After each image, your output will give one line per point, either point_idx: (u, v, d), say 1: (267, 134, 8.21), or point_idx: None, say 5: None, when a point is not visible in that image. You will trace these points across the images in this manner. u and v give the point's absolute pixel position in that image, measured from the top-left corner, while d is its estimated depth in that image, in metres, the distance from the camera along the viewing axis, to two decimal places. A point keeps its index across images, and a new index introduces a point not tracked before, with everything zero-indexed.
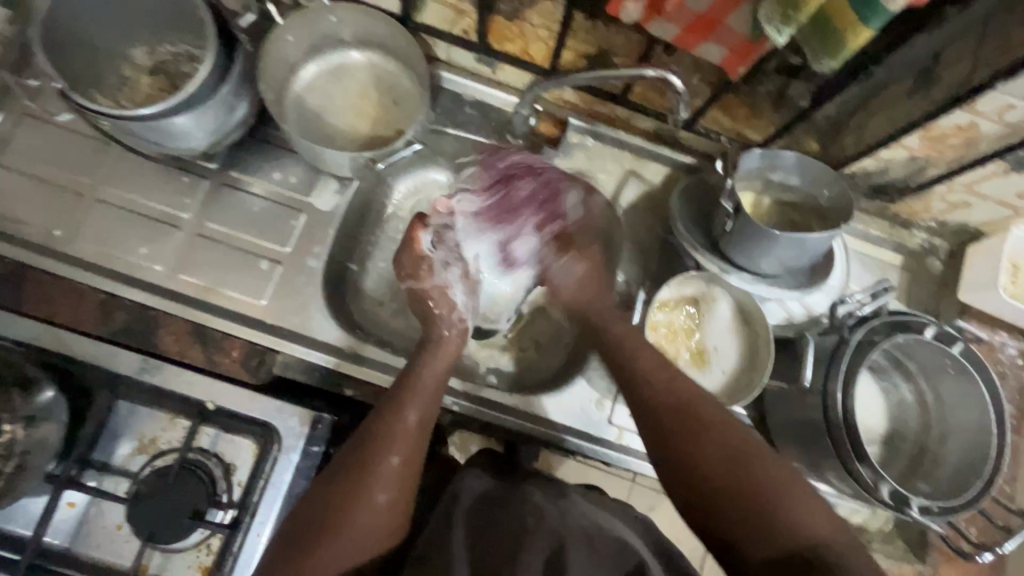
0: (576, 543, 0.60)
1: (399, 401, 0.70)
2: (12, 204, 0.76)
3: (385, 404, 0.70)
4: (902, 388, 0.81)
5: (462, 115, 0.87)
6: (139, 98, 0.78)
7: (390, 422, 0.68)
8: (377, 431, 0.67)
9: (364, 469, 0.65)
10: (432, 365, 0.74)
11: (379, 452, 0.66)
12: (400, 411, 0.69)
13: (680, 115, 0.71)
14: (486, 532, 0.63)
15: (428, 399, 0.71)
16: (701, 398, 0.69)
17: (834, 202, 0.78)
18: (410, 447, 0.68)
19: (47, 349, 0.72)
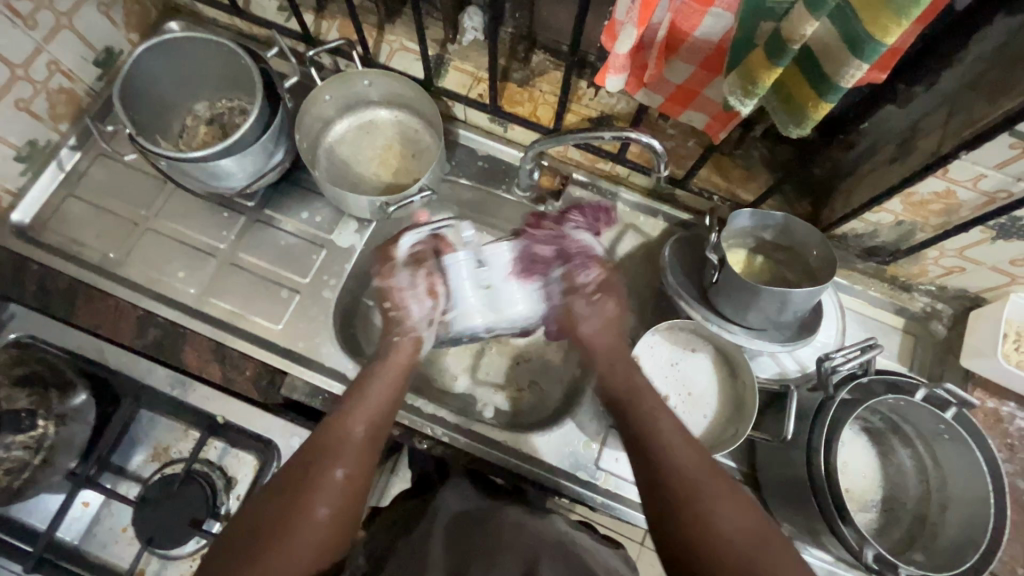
0: (550, 561, 0.61)
1: (332, 450, 0.67)
2: (80, 229, 0.88)
3: (306, 455, 0.66)
4: (900, 452, 0.79)
5: (474, 167, 0.95)
6: (195, 143, 0.90)
7: (336, 438, 0.69)
8: (322, 445, 0.68)
9: (283, 519, 0.60)
10: (382, 380, 0.77)
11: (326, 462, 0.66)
12: (323, 461, 0.66)
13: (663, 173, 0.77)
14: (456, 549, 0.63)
15: (374, 414, 0.73)
16: (673, 456, 0.65)
17: (821, 260, 0.81)
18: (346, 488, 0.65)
19: (87, 357, 0.80)
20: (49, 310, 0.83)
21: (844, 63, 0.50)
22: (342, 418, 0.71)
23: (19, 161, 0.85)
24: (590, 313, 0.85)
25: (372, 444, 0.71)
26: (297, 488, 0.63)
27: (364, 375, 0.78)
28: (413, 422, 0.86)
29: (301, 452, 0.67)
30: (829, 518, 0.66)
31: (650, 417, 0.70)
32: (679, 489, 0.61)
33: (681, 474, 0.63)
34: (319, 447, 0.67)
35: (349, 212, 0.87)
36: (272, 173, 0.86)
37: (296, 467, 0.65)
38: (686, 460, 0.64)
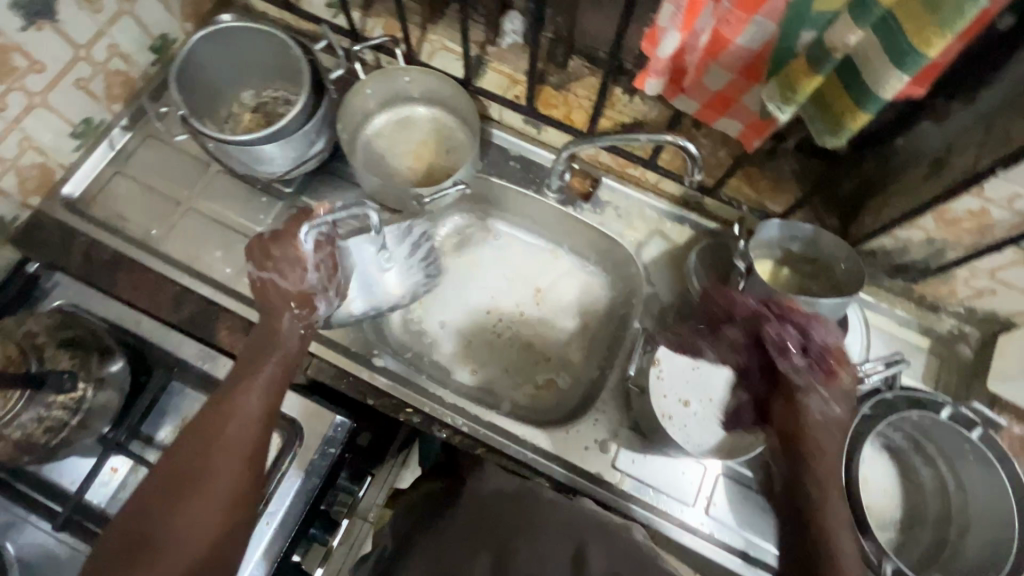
0: (596, 545, 0.62)
1: (201, 427, 0.69)
2: (126, 206, 0.91)
3: (201, 441, 0.68)
4: (922, 472, 0.77)
5: (506, 167, 0.97)
6: (240, 129, 0.94)
7: (213, 414, 0.70)
8: (196, 424, 0.69)
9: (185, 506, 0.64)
10: (258, 347, 0.75)
11: (198, 442, 0.68)
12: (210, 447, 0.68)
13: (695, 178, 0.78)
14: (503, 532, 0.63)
15: (273, 392, 0.73)
16: (818, 469, 0.66)
17: (849, 274, 0.81)
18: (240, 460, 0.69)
19: (124, 327, 0.83)
20: (91, 281, 0.86)
21: (885, 73, 0.50)
22: (226, 393, 0.71)
23: (74, 137, 0.89)
24: (829, 418, 0.68)
25: (267, 419, 0.72)
26: (194, 469, 0.66)
27: (254, 342, 0.76)
28: (432, 410, 0.85)
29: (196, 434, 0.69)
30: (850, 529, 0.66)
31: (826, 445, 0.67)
32: (807, 507, 0.66)
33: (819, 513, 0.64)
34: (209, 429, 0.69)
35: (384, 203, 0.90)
36: (311, 161, 0.89)
37: (180, 449, 0.68)
38: (835, 501, 0.65)
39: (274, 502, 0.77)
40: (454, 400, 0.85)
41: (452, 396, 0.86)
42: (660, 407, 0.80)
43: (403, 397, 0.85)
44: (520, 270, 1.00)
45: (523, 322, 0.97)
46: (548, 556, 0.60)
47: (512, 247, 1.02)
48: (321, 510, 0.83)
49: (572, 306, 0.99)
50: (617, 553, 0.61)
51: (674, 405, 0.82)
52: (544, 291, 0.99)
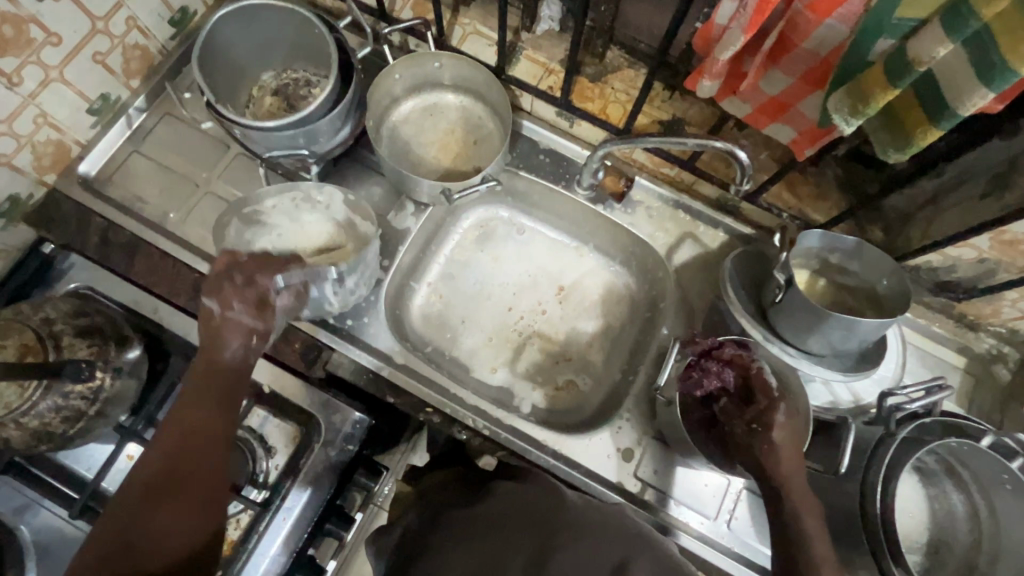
0: (644, 554, 0.54)
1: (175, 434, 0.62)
2: (143, 187, 0.89)
3: (142, 498, 0.59)
4: (952, 496, 0.76)
5: (536, 161, 0.94)
6: (261, 112, 0.90)
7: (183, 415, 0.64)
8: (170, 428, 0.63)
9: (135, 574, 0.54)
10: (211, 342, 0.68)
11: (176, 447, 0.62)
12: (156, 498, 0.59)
13: (741, 187, 0.74)
14: (535, 527, 0.57)
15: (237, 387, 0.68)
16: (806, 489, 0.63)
17: (892, 291, 0.78)
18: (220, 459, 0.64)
19: (141, 313, 0.81)
20: (108, 264, 0.84)
21: (967, 90, 0.47)
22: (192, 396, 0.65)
23: (91, 114, 0.85)
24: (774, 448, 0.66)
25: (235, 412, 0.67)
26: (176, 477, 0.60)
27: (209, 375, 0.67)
28: (453, 411, 0.83)
29: (134, 494, 0.59)
30: (882, 557, 0.65)
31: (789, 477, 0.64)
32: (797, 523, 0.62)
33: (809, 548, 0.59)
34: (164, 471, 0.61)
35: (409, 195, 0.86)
36: (337, 148, 0.85)
37: (115, 516, 0.58)
38: (816, 526, 0.61)
39: (290, 498, 0.75)
40: (475, 400, 0.84)
41: (472, 396, 0.84)
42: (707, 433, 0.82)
43: (423, 396, 0.83)
44: (543, 267, 0.98)
45: (545, 323, 0.95)
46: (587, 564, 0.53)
47: (536, 242, 0.99)
48: (336, 505, 0.82)
49: (596, 307, 0.96)
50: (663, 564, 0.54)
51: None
52: (567, 289, 0.97)
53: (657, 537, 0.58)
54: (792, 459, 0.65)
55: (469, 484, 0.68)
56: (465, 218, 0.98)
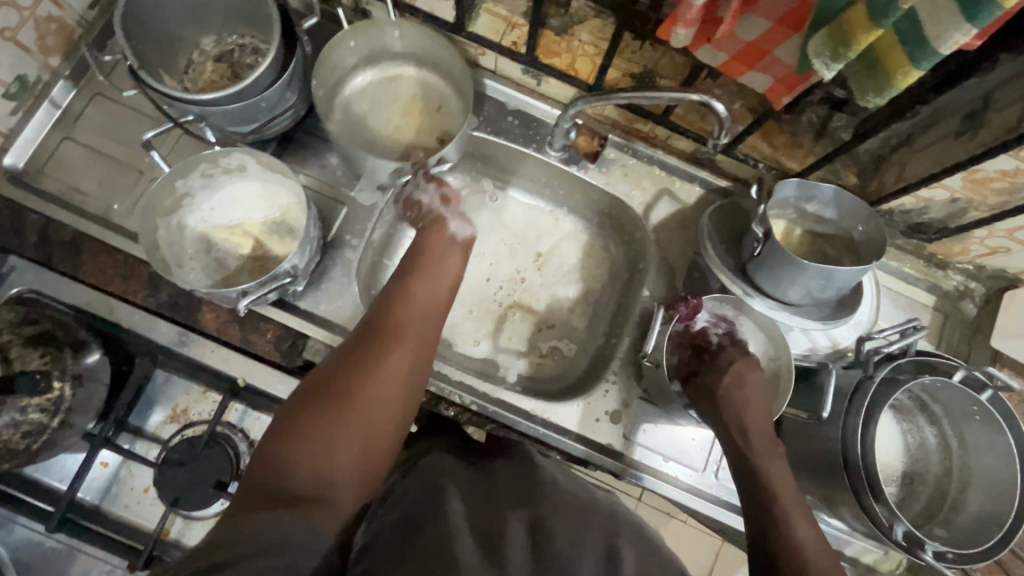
0: (628, 541, 0.55)
1: (370, 359, 0.62)
2: (80, 177, 0.81)
3: (336, 395, 0.58)
4: (924, 429, 0.79)
5: (504, 124, 0.90)
6: (201, 82, 0.83)
7: (380, 347, 0.63)
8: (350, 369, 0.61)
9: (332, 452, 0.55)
10: (420, 294, 0.71)
11: (379, 360, 0.62)
12: (324, 426, 0.56)
13: (720, 140, 0.72)
14: (521, 491, 0.59)
15: (420, 332, 0.67)
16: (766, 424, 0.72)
17: (868, 237, 0.79)
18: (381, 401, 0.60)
19: (96, 314, 0.76)
20: (50, 263, 0.77)
21: (948, 26, 0.45)
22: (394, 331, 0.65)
23: (7, 99, 0.77)
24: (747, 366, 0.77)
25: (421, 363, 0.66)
26: (355, 378, 0.60)
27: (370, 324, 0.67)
28: (440, 389, 0.81)
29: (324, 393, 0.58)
30: (863, 495, 0.67)
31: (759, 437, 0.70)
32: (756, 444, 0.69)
33: (767, 474, 0.66)
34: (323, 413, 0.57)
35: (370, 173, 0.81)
36: (284, 118, 0.79)
37: (305, 406, 0.58)
38: (773, 459, 0.68)
39: None
40: (461, 376, 0.82)
41: (457, 371, 0.82)
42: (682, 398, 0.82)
43: None
44: (519, 233, 0.95)
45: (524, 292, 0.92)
46: (578, 547, 0.52)
47: (510, 208, 0.96)
48: None
49: (576, 271, 0.94)
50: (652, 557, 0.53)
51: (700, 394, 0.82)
52: (545, 255, 0.94)
53: (651, 538, 0.58)
54: (739, 383, 0.75)
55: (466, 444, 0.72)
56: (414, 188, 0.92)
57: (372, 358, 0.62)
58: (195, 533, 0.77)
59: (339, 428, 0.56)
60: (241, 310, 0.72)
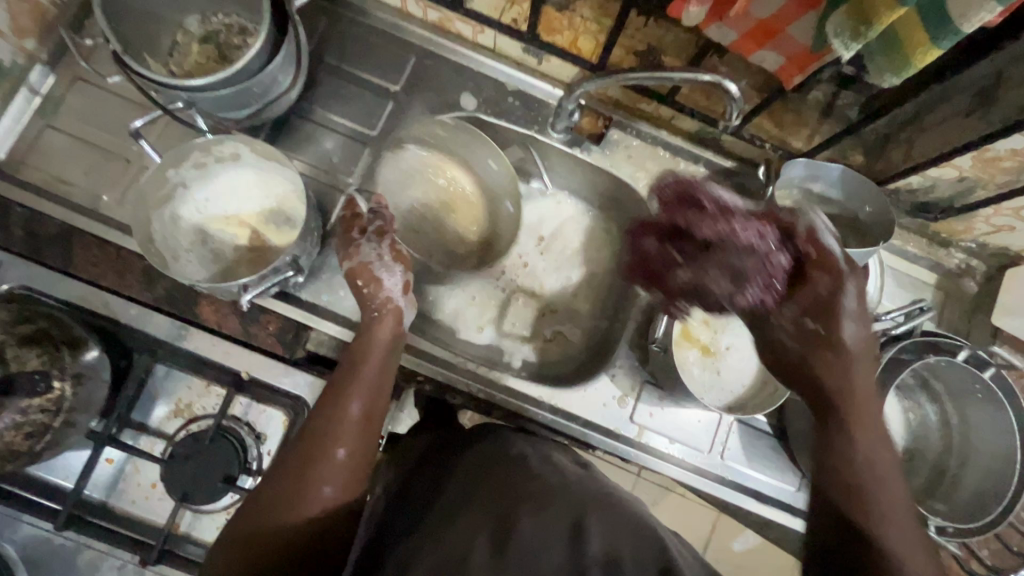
0: (597, 515, 0.53)
1: (322, 431, 0.61)
2: (66, 167, 0.78)
3: (288, 479, 0.57)
4: (925, 407, 0.80)
5: (505, 105, 0.87)
6: (187, 65, 0.78)
7: (330, 417, 0.62)
8: (306, 433, 0.61)
9: (287, 543, 0.54)
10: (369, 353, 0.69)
11: (327, 435, 0.60)
12: (281, 534, 0.54)
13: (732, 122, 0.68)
14: (499, 495, 0.56)
15: (371, 389, 0.65)
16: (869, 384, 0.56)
17: (874, 218, 0.78)
18: (341, 469, 0.59)
19: (92, 309, 0.74)
20: (40, 258, 0.75)
21: (973, 3, 0.44)
22: (338, 395, 0.64)
23: None
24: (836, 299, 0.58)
25: (370, 423, 0.64)
26: (304, 456, 0.59)
27: (312, 417, 0.62)
28: (447, 378, 0.81)
29: (276, 480, 0.57)
30: None
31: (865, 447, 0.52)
32: (847, 410, 0.54)
33: (857, 452, 0.52)
34: (276, 527, 0.54)
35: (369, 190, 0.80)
36: (277, 103, 0.76)
37: (258, 498, 0.57)
38: (866, 435, 0.53)
39: None
40: (467, 364, 0.81)
41: (463, 359, 0.81)
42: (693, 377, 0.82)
43: (414, 367, 0.80)
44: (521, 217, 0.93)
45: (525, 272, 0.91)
46: (546, 535, 0.50)
47: None
48: None
49: (578, 254, 0.93)
50: (622, 528, 0.52)
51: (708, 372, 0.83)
52: (547, 239, 0.93)
53: (622, 506, 0.55)
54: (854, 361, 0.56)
55: (443, 441, 0.70)
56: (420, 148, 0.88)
57: (318, 428, 0.61)
58: (205, 526, 0.77)
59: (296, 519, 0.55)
60: (244, 304, 0.70)
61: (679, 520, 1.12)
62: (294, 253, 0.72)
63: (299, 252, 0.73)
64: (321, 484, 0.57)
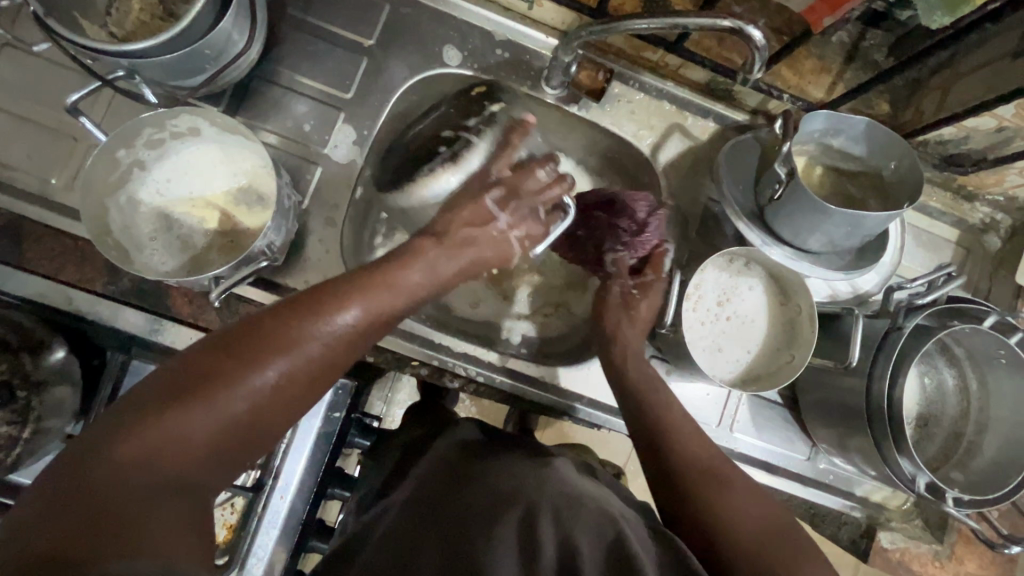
0: (550, 510, 0.51)
1: (298, 321, 0.50)
2: (3, 148, 0.69)
3: (235, 352, 0.47)
4: (943, 372, 0.77)
5: (493, 58, 0.78)
6: (130, 26, 0.68)
7: (315, 308, 0.52)
8: (285, 316, 0.50)
9: (197, 417, 0.44)
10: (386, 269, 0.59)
11: (303, 324, 0.50)
12: (184, 423, 0.43)
13: (754, 76, 0.58)
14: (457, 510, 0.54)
15: (372, 303, 0.55)
16: (665, 399, 0.66)
17: (899, 176, 0.72)
18: (300, 368, 0.50)
19: (54, 306, 0.68)
20: None
21: None
22: (335, 293, 0.54)
23: None
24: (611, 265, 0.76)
25: (354, 338, 0.54)
26: (267, 334, 0.49)
27: (292, 299, 0.52)
28: (443, 363, 0.76)
29: (221, 349, 0.47)
30: (886, 450, 0.66)
31: (685, 447, 0.60)
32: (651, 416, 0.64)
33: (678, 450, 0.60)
34: (185, 412, 0.43)
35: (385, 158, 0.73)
36: (235, 68, 0.67)
37: (190, 365, 0.45)
38: (687, 432, 0.62)
39: (283, 477, 0.70)
40: (463, 347, 0.76)
41: (458, 342, 0.76)
42: (698, 352, 0.76)
43: (407, 353, 0.75)
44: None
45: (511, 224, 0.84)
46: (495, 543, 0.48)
47: None
48: (336, 469, 0.78)
49: None
50: (574, 515, 0.51)
51: (714, 346, 0.77)
52: None
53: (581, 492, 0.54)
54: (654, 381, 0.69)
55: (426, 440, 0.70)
56: (403, 91, 0.77)
57: (298, 313, 0.51)
58: None
59: (220, 402, 0.45)
60: (214, 300, 0.64)
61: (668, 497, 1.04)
62: (273, 238, 0.66)
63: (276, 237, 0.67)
64: (262, 366, 0.47)
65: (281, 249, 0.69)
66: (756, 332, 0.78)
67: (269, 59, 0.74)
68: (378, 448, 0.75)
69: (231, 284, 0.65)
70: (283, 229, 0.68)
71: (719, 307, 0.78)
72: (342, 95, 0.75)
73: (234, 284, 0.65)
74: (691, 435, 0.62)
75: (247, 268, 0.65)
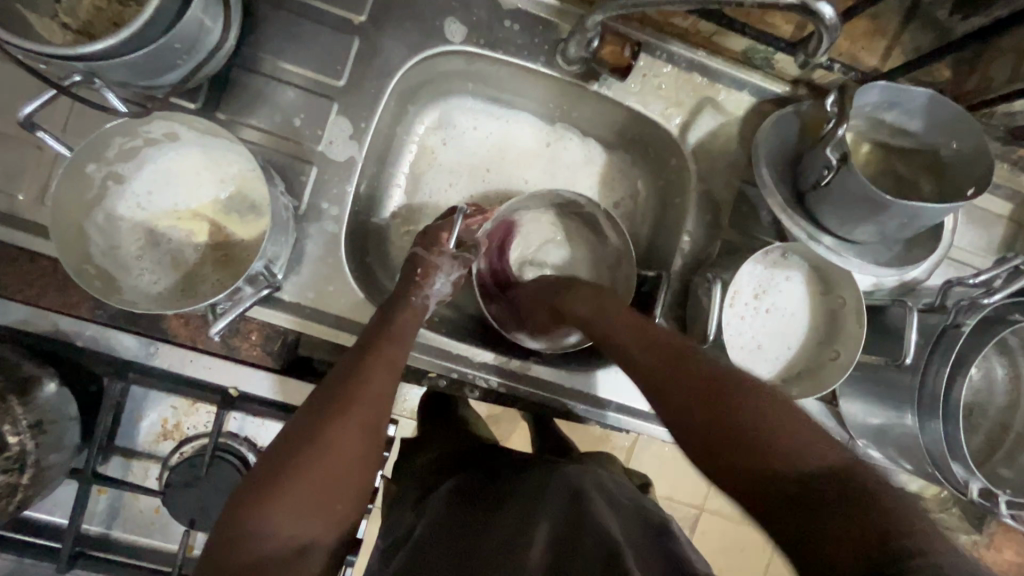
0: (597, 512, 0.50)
1: (357, 375, 0.55)
2: None
3: (314, 416, 0.51)
4: (991, 361, 0.72)
5: (501, 31, 0.69)
6: (84, 15, 0.59)
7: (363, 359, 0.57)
8: (345, 375, 0.55)
9: (300, 479, 0.48)
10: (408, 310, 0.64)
11: (361, 376, 0.55)
12: (275, 506, 0.46)
13: (818, 49, 0.51)
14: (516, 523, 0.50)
15: (403, 337, 0.61)
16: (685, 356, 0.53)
17: (960, 156, 0.64)
18: (372, 415, 0.54)
19: (41, 335, 0.63)
20: None
21: None
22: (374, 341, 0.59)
23: None
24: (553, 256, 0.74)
25: (395, 370, 0.58)
26: (336, 392, 0.53)
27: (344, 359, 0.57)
28: (461, 375, 0.71)
29: (303, 418, 0.52)
30: (937, 453, 0.62)
31: (703, 406, 0.48)
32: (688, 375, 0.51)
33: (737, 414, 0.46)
34: (274, 496, 0.47)
35: (341, 148, 0.67)
36: (212, 61, 0.59)
37: (285, 438, 0.50)
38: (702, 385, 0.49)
39: None
40: (482, 356, 0.71)
41: (476, 351, 0.71)
42: (736, 353, 0.71)
43: (421, 364, 0.70)
44: (494, 149, 0.80)
45: (484, 185, 0.79)
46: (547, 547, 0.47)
47: (514, 136, 0.80)
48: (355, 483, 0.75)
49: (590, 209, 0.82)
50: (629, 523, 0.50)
51: (755, 343, 0.72)
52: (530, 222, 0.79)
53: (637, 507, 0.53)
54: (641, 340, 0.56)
55: (468, 456, 0.67)
56: (402, 75, 0.69)
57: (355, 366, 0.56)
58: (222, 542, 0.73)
59: (313, 460, 0.49)
60: (215, 331, 0.59)
61: (668, 506, 0.98)
62: (274, 253, 0.61)
63: (280, 252, 0.62)
64: (341, 421, 0.51)
65: (280, 264, 0.63)
66: (797, 328, 0.73)
67: (247, 44, 0.65)
68: (400, 469, 0.70)
69: (234, 309, 0.60)
70: (280, 241, 0.61)
71: (756, 304, 0.73)
72: (332, 83, 0.66)
73: (243, 309, 0.59)
74: (741, 395, 0.48)
75: (250, 288, 0.60)
